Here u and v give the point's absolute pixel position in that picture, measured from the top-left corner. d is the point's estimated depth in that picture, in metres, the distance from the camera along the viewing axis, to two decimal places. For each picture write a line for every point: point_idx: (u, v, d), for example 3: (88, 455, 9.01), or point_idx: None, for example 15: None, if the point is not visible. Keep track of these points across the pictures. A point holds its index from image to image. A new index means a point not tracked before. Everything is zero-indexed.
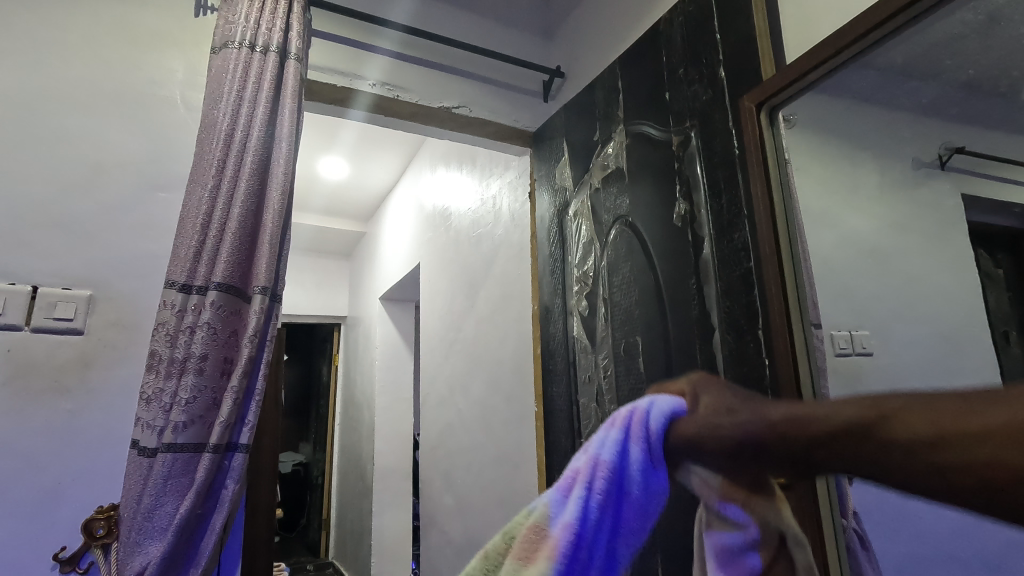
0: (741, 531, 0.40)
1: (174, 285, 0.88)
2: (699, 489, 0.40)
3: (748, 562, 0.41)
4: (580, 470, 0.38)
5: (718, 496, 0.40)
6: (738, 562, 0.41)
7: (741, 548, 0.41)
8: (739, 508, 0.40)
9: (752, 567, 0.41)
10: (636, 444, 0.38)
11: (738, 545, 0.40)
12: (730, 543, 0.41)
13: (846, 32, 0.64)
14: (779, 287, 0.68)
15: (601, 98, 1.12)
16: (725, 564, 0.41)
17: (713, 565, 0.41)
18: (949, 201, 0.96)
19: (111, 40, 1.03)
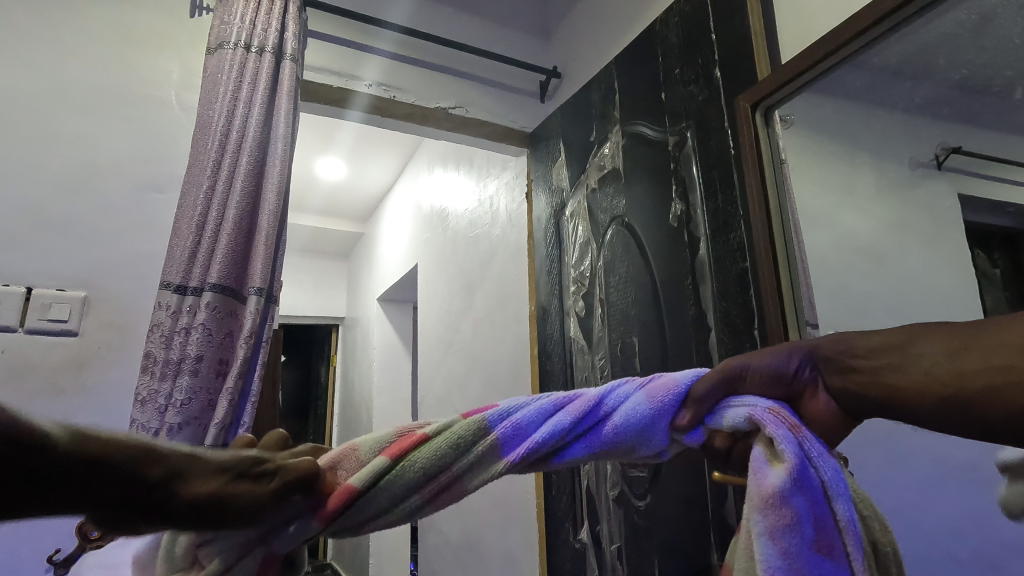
0: (783, 463, 0.36)
1: (170, 286, 0.88)
2: (747, 414, 0.40)
3: (795, 509, 0.34)
4: (587, 396, 0.43)
5: (773, 417, 0.38)
6: (783, 505, 0.34)
7: (789, 486, 0.34)
8: (801, 438, 0.37)
9: (801, 518, 0.34)
10: (643, 392, 0.43)
11: (785, 486, 0.34)
12: (778, 481, 0.35)
13: (839, 33, 0.64)
14: (773, 288, 0.68)
15: (597, 99, 1.12)
16: (767, 507, 0.34)
17: (756, 504, 0.35)
18: (947, 201, 0.97)
19: (106, 41, 1.02)
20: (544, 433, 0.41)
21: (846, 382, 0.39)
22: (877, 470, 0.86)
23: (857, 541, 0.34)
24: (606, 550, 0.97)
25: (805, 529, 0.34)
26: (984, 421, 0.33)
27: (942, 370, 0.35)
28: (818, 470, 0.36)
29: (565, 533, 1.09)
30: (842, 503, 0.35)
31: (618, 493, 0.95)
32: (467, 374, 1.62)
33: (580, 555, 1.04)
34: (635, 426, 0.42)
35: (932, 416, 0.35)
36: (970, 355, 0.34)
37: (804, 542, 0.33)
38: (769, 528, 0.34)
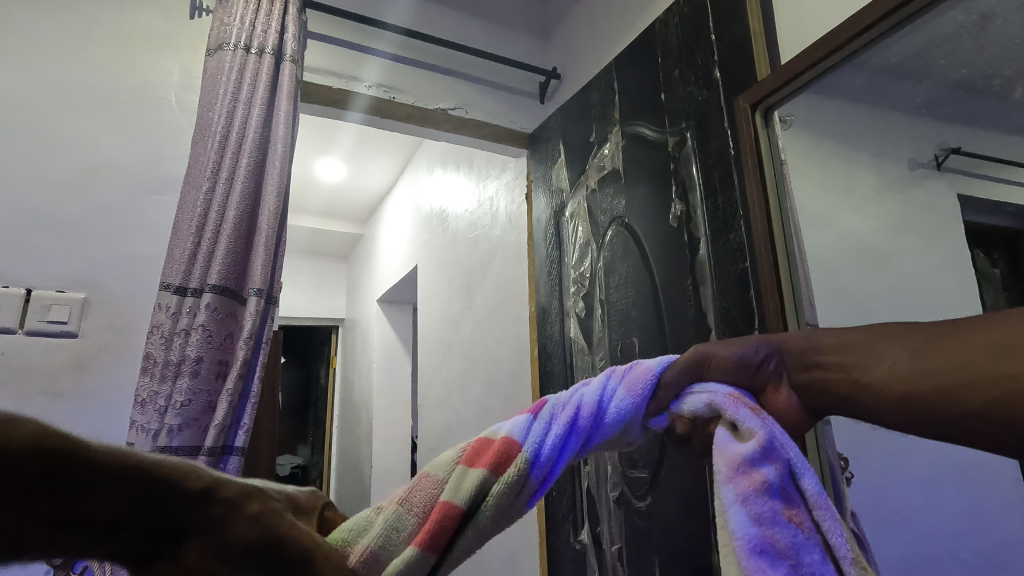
0: (752, 439, 0.39)
1: (169, 288, 0.88)
2: (707, 402, 0.43)
3: (766, 476, 0.37)
4: (580, 409, 0.45)
5: (733, 403, 0.41)
6: (753, 472, 0.37)
7: (755, 456, 0.38)
8: (765, 421, 0.40)
9: (771, 484, 0.36)
10: (624, 387, 0.46)
11: (755, 456, 0.37)
12: (745, 451, 0.38)
13: (840, 32, 0.64)
14: (773, 289, 0.69)
15: (596, 99, 1.12)
16: (737, 475, 0.37)
17: (725, 476, 0.38)
18: (947, 201, 1.00)
19: (106, 42, 1.03)
20: (559, 452, 0.44)
21: (811, 378, 0.42)
22: (876, 470, 0.87)
23: (826, 513, 0.36)
24: (607, 551, 0.96)
25: (773, 496, 0.36)
26: (938, 421, 0.35)
27: (904, 371, 0.37)
28: (784, 447, 0.39)
29: (566, 534, 1.09)
30: (805, 479, 0.37)
31: (619, 494, 0.94)
32: (467, 375, 1.62)
33: (581, 556, 1.04)
34: (626, 426, 0.45)
35: (890, 415, 0.38)
36: (929, 357, 0.36)
37: (776, 510, 0.36)
38: (740, 495, 0.36)
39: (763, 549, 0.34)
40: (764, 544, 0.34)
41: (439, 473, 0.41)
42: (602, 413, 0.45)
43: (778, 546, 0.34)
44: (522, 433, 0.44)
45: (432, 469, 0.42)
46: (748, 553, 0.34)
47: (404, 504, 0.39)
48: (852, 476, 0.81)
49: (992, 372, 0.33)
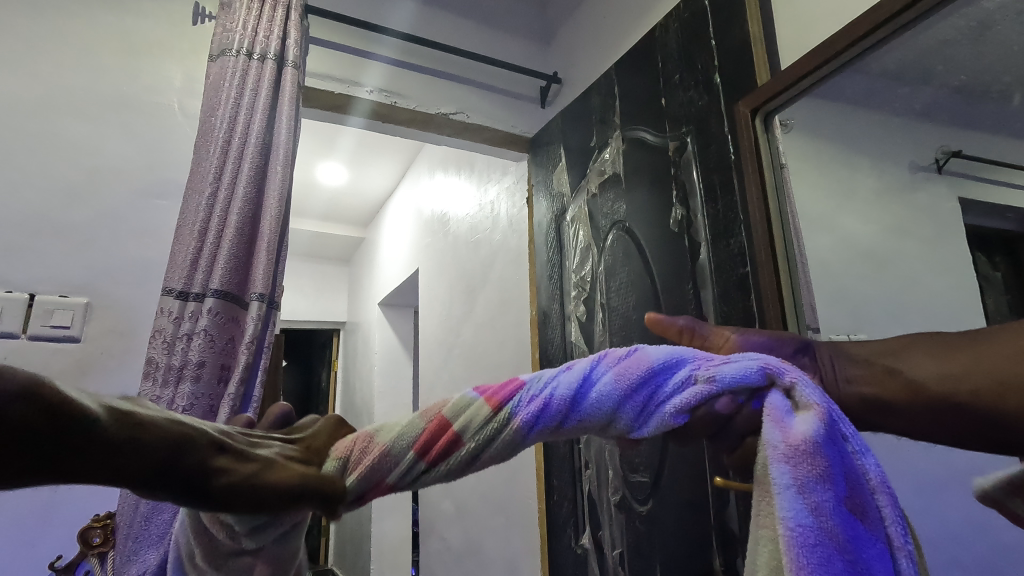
0: (813, 417, 0.35)
1: (172, 293, 0.88)
2: (761, 365, 0.37)
3: (829, 463, 0.33)
4: (566, 384, 0.37)
5: (802, 376, 0.37)
6: (816, 456, 0.33)
7: (820, 437, 0.33)
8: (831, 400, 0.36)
9: (834, 473, 0.33)
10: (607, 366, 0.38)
11: (823, 441, 0.33)
12: (810, 431, 0.34)
13: (840, 37, 0.64)
14: (774, 293, 0.69)
15: (597, 104, 1.12)
16: (799, 457, 0.33)
17: (777, 455, 0.34)
18: (947, 205, 0.99)
19: (109, 49, 1.03)
20: (522, 425, 0.36)
21: (847, 386, 0.43)
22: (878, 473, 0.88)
23: (887, 499, 0.34)
24: (608, 555, 0.96)
25: (835, 483, 0.33)
26: (975, 420, 0.40)
27: (937, 376, 0.41)
28: (842, 427, 0.35)
29: (567, 538, 1.09)
30: (867, 461, 0.34)
31: (620, 498, 0.94)
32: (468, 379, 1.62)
33: (582, 560, 1.04)
34: (618, 406, 0.37)
35: (925, 418, 0.41)
36: (956, 363, 0.41)
37: (836, 498, 0.32)
38: (798, 480, 0.33)
39: (820, 541, 0.31)
40: (822, 537, 0.31)
41: (388, 442, 0.36)
42: (578, 393, 0.37)
43: (836, 541, 0.31)
44: (481, 408, 0.37)
45: (389, 436, 0.36)
46: (800, 543, 0.31)
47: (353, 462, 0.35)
48: None
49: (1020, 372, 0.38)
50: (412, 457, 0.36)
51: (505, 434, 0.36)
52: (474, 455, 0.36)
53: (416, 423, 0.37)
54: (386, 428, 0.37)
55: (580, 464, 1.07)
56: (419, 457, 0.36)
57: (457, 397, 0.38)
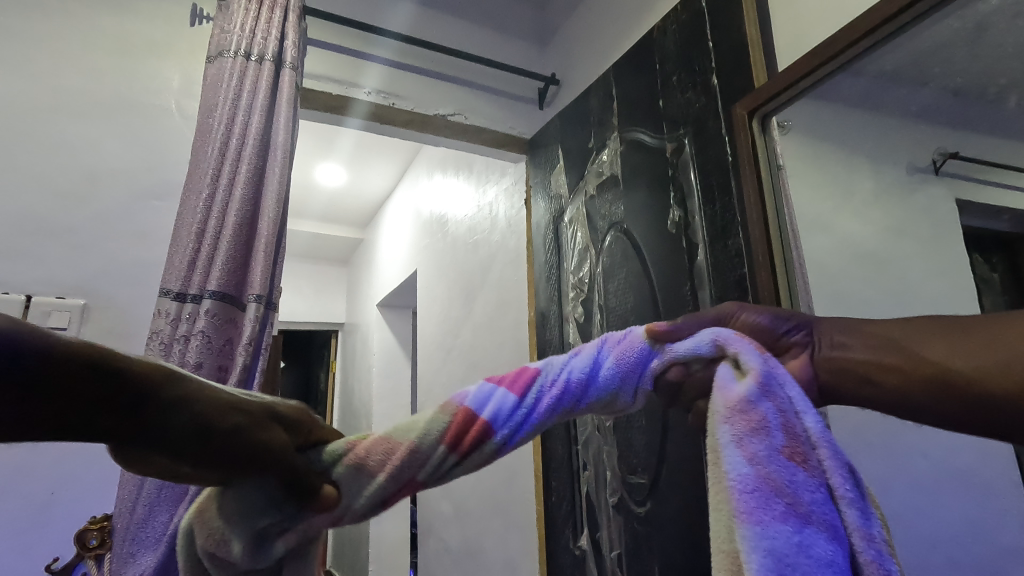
0: (748, 375, 0.37)
1: (169, 294, 0.88)
2: (711, 339, 0.41)
3: (764, 414, 0.35)
4: (573, 378, 0.42)
5: (741, 341, 0.39)
6: (753, 412, 0.35)
7: (754, 394, 0.35)
8: (767, 360, 0.37)
9: (771, 422, 0.34)
10: (609, 358, 0.44)
11: (753, 393, 0.35)
12: (746, 392, 0.36)
13: (838, 39, 0.64)
14: (772, 295, 0.69)
15: (596, 105, 1.12)
16: (734, 414, 0.35)
17: (721, 416, 0.36)
18: (945, 206, 1.00)
19: (107, 50, 1.03)
20: (513, 426, 0.40)
21: (837, 357, 0.43)
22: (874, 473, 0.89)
23: (830, 451, 0.34)
24: (606, 556, 0.96)
25: (772, 435, 0.34)
26: (967, 403, 0.38)
27: (935, 353, 0.40)
28: (783, 387, 0.36)
29: (565, 539, 1.09)
30: (810, 417, 0.35)
31: (618, 499, 0.94)
32: (467, 380, 1.62)
33: (580, 561, 1.04)
34: (619, 387, 0.43)
35: (918, 395, 0.40)
36: (955, 343, 0.39)
37: (774, 449, 0.34)
38: (737, 435, 0.34)
39: (757, 488, 0.32)
40: (759, 482, 0.32)
41: (399, 439, 0.38)
42: (568, 381, 0.42)
43: (775, 485, 0.32)
44: (495, 406, 0.40)
45: (410, 434, 0.38)
46: (740, 491, 0.32)
47: (367, 451, 0.38)
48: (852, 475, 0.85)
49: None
50: (434, 452, 0.38)
51: (503, 442, 0.40)
52: (487, 456, 0.40)
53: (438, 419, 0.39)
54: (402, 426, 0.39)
55: (578, 465, 1.08)
56: (435, 449, 0.38)
57: (469, 394, 0.41)
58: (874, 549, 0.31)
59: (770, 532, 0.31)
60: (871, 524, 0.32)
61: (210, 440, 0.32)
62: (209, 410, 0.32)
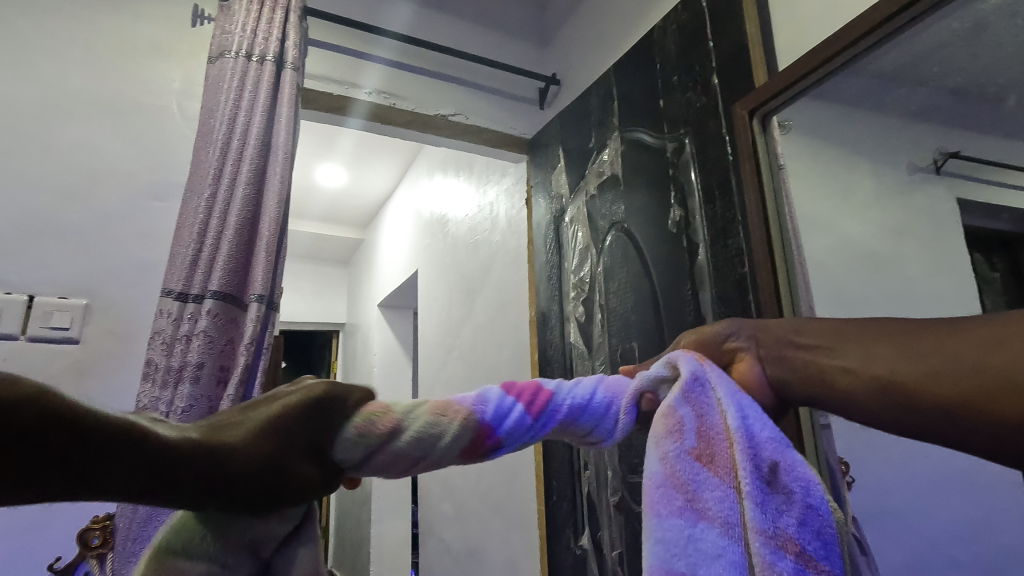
0: (679, 380, 0.37)
1: (171, 294, 0.88)
2: (665, 360, 0.40)
3: (681, 417, 0.34)
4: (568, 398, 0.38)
5: (685, 354, 0.39)
6: (670, 413, 0.35)
7: (677, 397, 0.35)
8: (699, 365, 0.37)
9: (686, 425, 0.34)
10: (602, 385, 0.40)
11: (673, 398, 0.35)
12: (669, 396, 0.36)
13: (836, 40, 0.65)
14: (772, 294, 0.69)
15: (596, 105, 1.12)
16: (656, 417, 0.35)
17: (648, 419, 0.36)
18: (945, 206, 1.01)
19: (109, 51, 1.03)
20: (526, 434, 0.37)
21: (784, 356, 0.44)
22: (871, 474, 0.90)
23: (744, 451, 0.32)
24: (607, 556, 0.96)
25: (687, 436, 0.34)
26: (913, 410, 0.37)
27: (877, 355, 0.39)
28: (713, 390, 0.36)
29: (566, 539, 1.09)
30: (734, 414, 0.34)
31: (619, 499, 0.94)
32: (467, 380, 1.63)
33: (582, 561, 1.04)
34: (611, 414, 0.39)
35: (863, 398, 0.39)
36: (899, 347, 0.38)
37: (686, 450, 0.33)
38: (653, 434, 0.35)
39: (662, 485, 0.32)
40: (663, 480, 0.32)
41: (426, 452, 0.34)
42: (572, 406, 0.38)
43: (678, 483, 0.32)
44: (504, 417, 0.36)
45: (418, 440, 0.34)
46: (647, 488, 0.33)
47: (395, 453, 0.34)
48: (853, 478, 0.85)
49: (979, 363, 0.34)
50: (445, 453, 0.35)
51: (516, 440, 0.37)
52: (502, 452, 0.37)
53: (443, 422, 0.35)
54: (416, 416, 0.35)
55: (579, 465, 1.08)
56: (453, 457, 0.35)
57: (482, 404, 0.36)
58: (772, 548, 0.30)
59: (667, 528, 0.31)
60: (778, 522, 0.31)
61: (227, 468, 0.29)
62: (217, 439, 0.29)
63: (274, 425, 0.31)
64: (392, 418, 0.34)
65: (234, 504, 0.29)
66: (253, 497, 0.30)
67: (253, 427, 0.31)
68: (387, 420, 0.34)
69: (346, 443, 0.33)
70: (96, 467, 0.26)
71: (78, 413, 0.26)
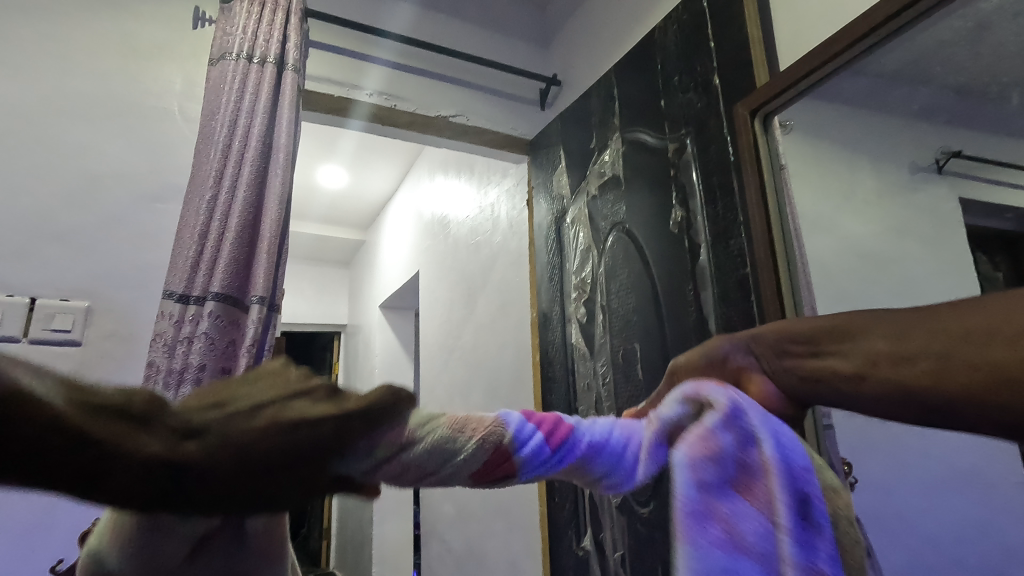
0: (715, 407, 0.35)
1: (172, 296, 0.88)
2: (687, 390, 0.38)
3: (720, 444, 0.33)
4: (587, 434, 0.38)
5: (710, 381, 0.37)
6: (709, 440, 0.34)
7: (717, 425, 0.34)
8: (736, 391, 0.36)
9: (724, 453, 0.33)
10: (620, 428, 0.40)
11: (712, 424, 0.34)
12: (709, 424, 0.34)
13: (839, 38, 0.64)
14: (774, 294, 0.69)
15: (597, 106, 1.12)
16: (693, 441, 0.34)
17: (680, 442, 0.35)
18: (947, 206, 1.02)
19: (111, 54, 1.04)
20: (543, 468, 0.36)
21: (791, 369, 0.43)
22: (873, 475, 0.90)
23: (783, 484, 0.32)
24: (610, 557, 0.96)
25: (724, 464, 0.33)
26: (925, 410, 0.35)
27: (880, 359, 0.38)
28: (749, 413, 0.35)
29: (568, 541, 1.09)
30: (771, 443, 0.33)
31: (622, 500, 0.94)
32: (469, 381, 1.63)
33: (584, 562, 1.04)
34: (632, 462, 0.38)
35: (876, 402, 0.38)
36: (895, 349, 0.37)
37: (724, 479, 0.32)
38: (688, 458, 0.33)
39: (700, 514, 0.31)
40: (701, 509, 0.32)
41: (439, 467, 0.33)
42: (589, 445, 0.37)
43: (717, 512, 0.32)
44: (526, 447, 0.36)
45: (438, 455, 0.33)
46: (682, 515, 0.32)
47: (406, 462, 0.32)
48: (857, 480, 0.86)
49: (973, 359, 0.33)
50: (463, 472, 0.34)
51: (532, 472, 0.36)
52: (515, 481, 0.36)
53: (458, 440, 0.34)
54: (431, 424, 0.34)
55: None
56: (464, 477, 0.35)
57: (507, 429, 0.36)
58: None
59: (705, 559, 0.30)
60: (814, 556, 0.31)
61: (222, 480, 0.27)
62: (208, 443, 0.27)
63: (257, 436, 0.28)
64: (408, 428, 0.33)
65: (202, 508, 0.27)
66: (224, 504, 0.27)
67: (234, 434, 0.27)
68: (401, 429, 0.33)
69: (358, 453, 0.31)
70: (52, 466, 0.24)
71: (28, 410, 0.23)
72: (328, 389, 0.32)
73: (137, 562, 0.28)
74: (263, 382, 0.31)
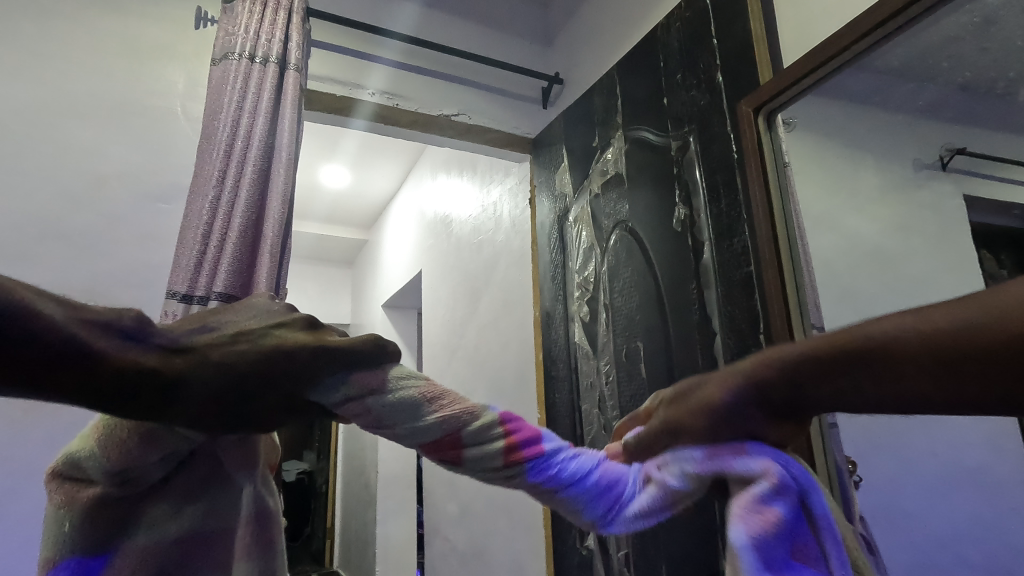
0: (761, 476, 0.35)
1: (176, 296, 0.89)
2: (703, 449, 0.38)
3: (778, 514, 0.33)
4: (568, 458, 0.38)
5: (722, 444, 0.38)
6: (766, 510, 0.33)
7: (769, 491, 0.34)
8: (778, 457, 0.36)
9: (783, 524, 0.33)
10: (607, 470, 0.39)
11: (766, 492, 0.34)
12: (757, 491, 0.34)
13: (849, 30, 0.63)
14: (779, 293, 0.68)
15: (599, 104, 1.12)
16: (748, 513, 0.34)
17: (732, 514, 0.34)
18: (952, 202, 1.04)
19: (115, 55, 1.04)
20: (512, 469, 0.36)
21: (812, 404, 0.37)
22: (880, 473, 0.90)
23: (834, 546, 0.34)
24: (614, 556, 0.96)
25: (784, 535, 0.33)
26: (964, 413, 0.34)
27: (920, 383, 0.33)
28: (792, 475, 0.35)
29: (572, 539, 1.08)
30: (816, 502, 0.35)
31: None
32: (472, 380, 1.63)
33: (588, 561, 1.03)
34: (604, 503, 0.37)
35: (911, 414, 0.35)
36: (936, 373, 0.33)
37: (785, 550, 0.33)
38: (751, 534, 0.33)
39: None
40: None
41: (397, 421, 0.35)
42: (564, 473, 0.37)
43: None
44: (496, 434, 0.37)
45: (402, 411, 0.35)
46: None
47: (368, 405, 0.35)
48: (863, 479, 0.85)
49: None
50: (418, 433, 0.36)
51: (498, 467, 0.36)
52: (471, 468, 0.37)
53: (426, 404, 0.36)
54: (408, 379, 0.36)
55: None
56: (412, 440, 0.36)
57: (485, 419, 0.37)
58: None
59: None
60: None
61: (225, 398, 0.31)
62: (211, 367, 0.31)
63: (253, 362, 0.32)
64: (384, 378, 0.36)
65: (207, 423, 0.31)
66: (201, 412, 0.31)
67: (233, 359, 0.32)
68: (377, 377, 0.36)
69: (331, 391, 0.34)
70: (81, 378, 0.27)
71: (33, 313, 0.26)
72: (308, 323, 0.36)
73: (125, 469, 0.33)
74: (252, 318, 0.35)
